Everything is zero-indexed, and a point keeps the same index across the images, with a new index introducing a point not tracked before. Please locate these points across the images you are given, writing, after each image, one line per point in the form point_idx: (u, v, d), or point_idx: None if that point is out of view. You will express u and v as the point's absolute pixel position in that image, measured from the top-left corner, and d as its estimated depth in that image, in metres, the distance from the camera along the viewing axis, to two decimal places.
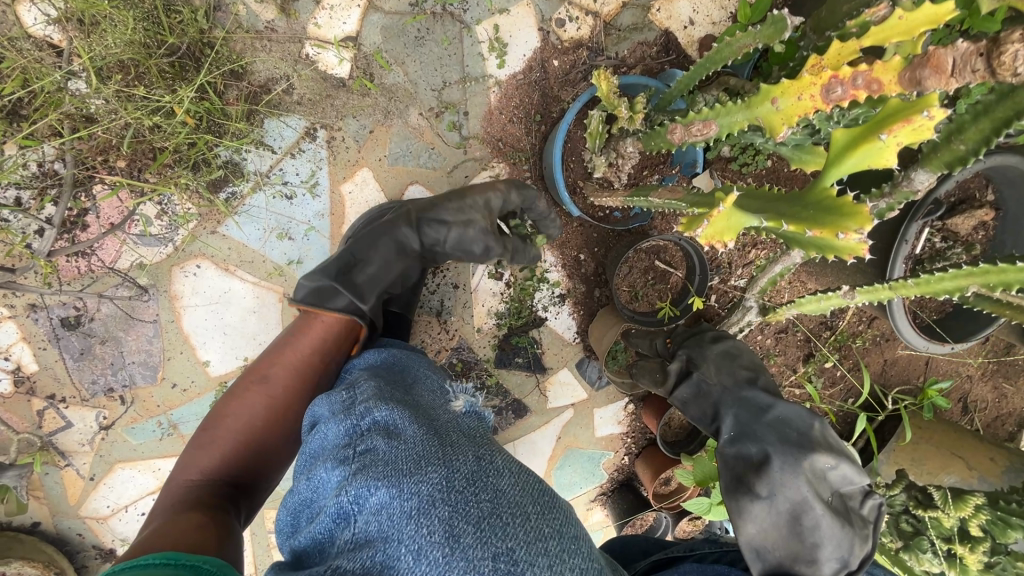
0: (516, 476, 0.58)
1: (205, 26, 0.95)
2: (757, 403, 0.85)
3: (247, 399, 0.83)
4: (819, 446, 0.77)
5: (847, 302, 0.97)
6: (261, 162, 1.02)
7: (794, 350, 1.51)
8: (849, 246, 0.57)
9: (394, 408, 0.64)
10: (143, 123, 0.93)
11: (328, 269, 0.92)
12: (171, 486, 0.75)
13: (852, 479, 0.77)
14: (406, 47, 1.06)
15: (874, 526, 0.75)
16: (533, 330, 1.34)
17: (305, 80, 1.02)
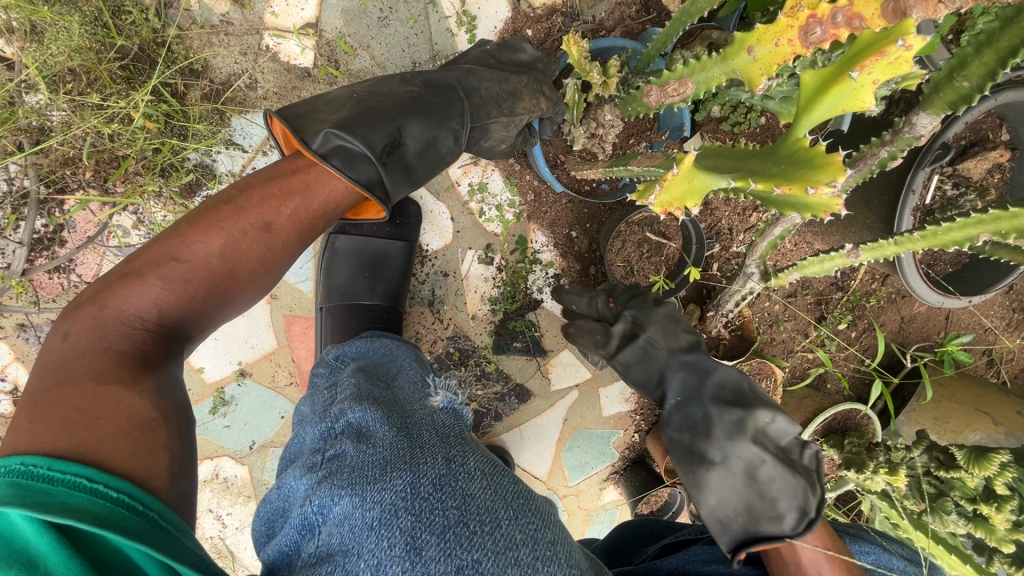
0: (486, 481, 0.61)
1: (157, 25, 0.92)
2: (697, 370, 0.89)
3: (222, 232, 0.67)
4: (758, 408, 0.82)
5: (851, 261, 0.93)
6: (233, 162, 1.00)
7: (804, 314, 1.46)
8: (822, 203, 0.51)
9: (369, 409, 0.67)
10: (101, 131, 0.90)
11: (373, 136, 0.77)
12: (112, 307, 0.60)
13: (789, 434, 0.82)
14: (369, 29, 1.02)
15: (817, 472, 0.80)
16: (530, 314, 1.31)
17: (268, 74, 0.99)
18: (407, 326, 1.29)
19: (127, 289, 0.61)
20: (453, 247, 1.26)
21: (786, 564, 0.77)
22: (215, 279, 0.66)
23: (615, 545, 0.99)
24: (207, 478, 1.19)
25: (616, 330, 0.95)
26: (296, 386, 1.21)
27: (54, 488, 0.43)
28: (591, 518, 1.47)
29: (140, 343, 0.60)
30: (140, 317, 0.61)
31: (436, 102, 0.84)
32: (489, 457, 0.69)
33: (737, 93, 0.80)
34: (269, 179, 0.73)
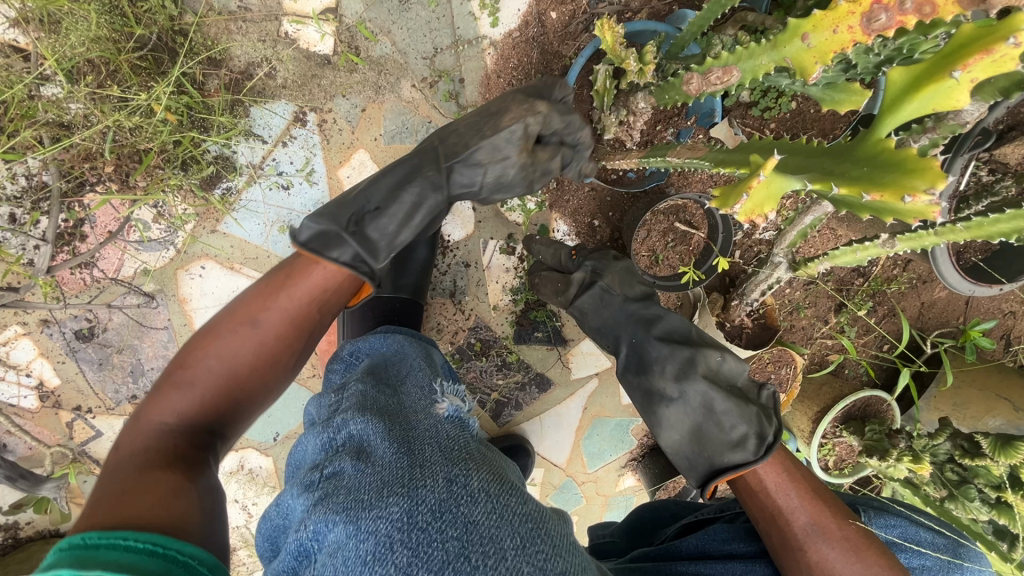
0: (491, 505, 0.55)
1: (174, 12, 0.89)
2: (645, 316, 0.92)
3: (234, 335, 0.68)
4: (708, 349, 0.85)
5: (886, 251, 0.91)
6: (253, 154, 0.99)
7: (825, 300, 1.46)
8: (918, 209, 0.50)
9: (371, 420, 0.65)
10: (122, 125, 0.88)
11: (340, 213, 0.71)
12: (149, 425, 0.63)
13: (738, 372, 0.85)
14: (391, 14, 0.99)
15: (775, 408, 0.83)
16: (551, 303, 1.30)
17: (288, 62, 0.96)
18: (427, 317, 1.27)
19: (165, 397, 0.64)
20: (474, 237, 1.25)
21: (756, 495, 0.78)
22: (236, 376, 0.68)
23: (631, 521, 0.98)
24: (232, 469, 1.20)
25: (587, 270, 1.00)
26: (319, 377, 1.21)
27: (90, 549, 0.43)
28: (609, 503, 1.49)
29: (177, 442, 0.62)
30: (163, 422, 0.63)
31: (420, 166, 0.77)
32: (500, 473, 0.63)
33: (772, 83, 0.78)
34: (265, 281, 0.71)
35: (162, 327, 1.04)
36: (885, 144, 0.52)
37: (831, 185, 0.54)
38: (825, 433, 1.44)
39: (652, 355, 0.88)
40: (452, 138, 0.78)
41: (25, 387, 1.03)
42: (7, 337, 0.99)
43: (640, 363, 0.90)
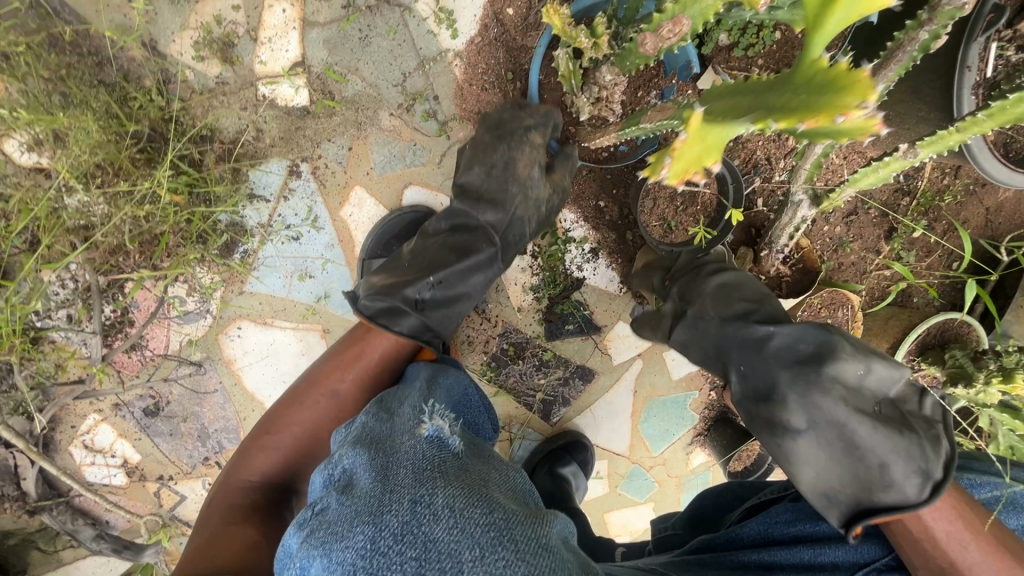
0: (458, 518, 0.48)
1: (162, 102, 0.95)
2: (752, 338, 0.78)
3: (310, 406, 0.85)
4: (857, 351, 0.71)
5: (910, 162, 0.83)
6: (260, 214, 1.06)
7: (871, 230, 1.38)
8: (858, 126, 0.44)
9: (361, 450, 0.60)
10: (136, 215, 0.96)
11: (407, 291, 0.88)
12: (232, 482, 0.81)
13: (896, 373, 0.71)
14: (354, 53, 1.01)
15: (942, 424, 0.69)
16: (575, 294, 1.29)
17: (270, 121, 1.01)
18: (455, 331, 1.27)
19: (251, 458, 0.83)
20: None
21: (909, 536, 0.66)
22: (305, 448, 0.84)
23: (693, 510, 0.95)
24: None
25: (710, 280, 0.88)
26: None
27: None
28: (683, 484, 1.44)
29: (254, 496, 0.79)
30: (250, 479, 0.81)
31: (461, 241, 0.93)
32: (481, 485, 0.55)
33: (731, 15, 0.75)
34: (340, 357, 0.88)
35: (217, 388, 1.13)
36: (818, 65, 0.47)
37: (771, 121, 0.48)
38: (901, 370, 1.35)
39: (777, 356, 0.75)
40: (483, 199, 0.94)
41: (113, 466, 1.13)
42: (89, 425, 1.10)
43: (754, 385, 0.76)
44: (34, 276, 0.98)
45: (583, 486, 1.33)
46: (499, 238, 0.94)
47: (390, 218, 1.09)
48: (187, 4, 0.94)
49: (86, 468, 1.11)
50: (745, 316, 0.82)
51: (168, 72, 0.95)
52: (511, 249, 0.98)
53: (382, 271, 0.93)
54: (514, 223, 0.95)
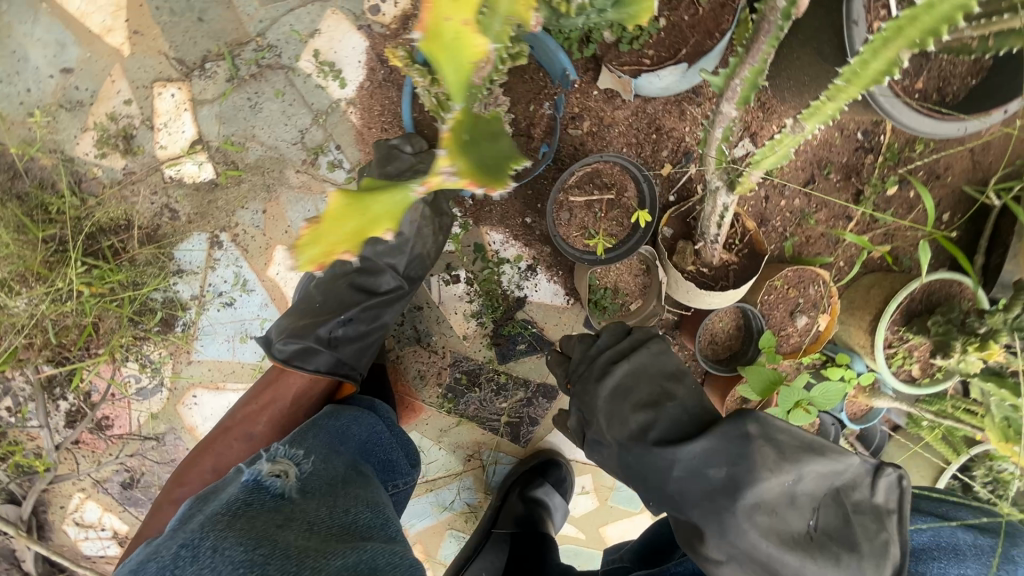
0: (216, 557, 0.62)
1: (79, 200, 1.02)
2: (658, 466, 0.81)
3: (222, 454, 0.95)
4: (785, 465, 0.76)
5: (801, 136, 0.78)
6: (192, 286, 1.10)
7: (837, 196, 1.34)
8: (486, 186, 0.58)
9: (197, 499, 0.75)
10: (58, 312, 1.03)
11: (318, 329, 0.98)
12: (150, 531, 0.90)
13: (837, 466, 0.77)
14: (249, 120, 1.05)
15: (885, 503, 0.78)
16: (521, 313, 1.27)
17: (183, 200, 1.05)
18: (406, 368, 1.28)
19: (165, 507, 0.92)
20: None
21: None
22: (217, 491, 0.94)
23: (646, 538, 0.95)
24: None
25: (605, 383, 0.89)
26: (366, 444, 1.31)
27: None
28: None
29: None
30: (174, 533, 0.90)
31: (365, 282, 1.02)
32: (269, 526, 0.68)
33: (542, 10, 0.70)
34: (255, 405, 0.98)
35: (184, 455, 1.18)
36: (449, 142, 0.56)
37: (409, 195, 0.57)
38: (889, 340, 1.26)
39: (688, 480, 0.79)
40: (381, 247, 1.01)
41: (106, 539, 1.18)
42: (76, 503, 1.17)
43: (680, 502, 0.81)
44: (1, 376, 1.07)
45: (559, 505, 1.32)
46: (404, 280, 1.04)
47: (308, 275, 1.10)
48: (82, 108, 1.01)
49: (81, 542, 1.18)
50: (650, 431, 0.84)
51: (79, 173, 1.02)
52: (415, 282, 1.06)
53: (292, 311, 1.02)
54: (411, 262, 1.03)
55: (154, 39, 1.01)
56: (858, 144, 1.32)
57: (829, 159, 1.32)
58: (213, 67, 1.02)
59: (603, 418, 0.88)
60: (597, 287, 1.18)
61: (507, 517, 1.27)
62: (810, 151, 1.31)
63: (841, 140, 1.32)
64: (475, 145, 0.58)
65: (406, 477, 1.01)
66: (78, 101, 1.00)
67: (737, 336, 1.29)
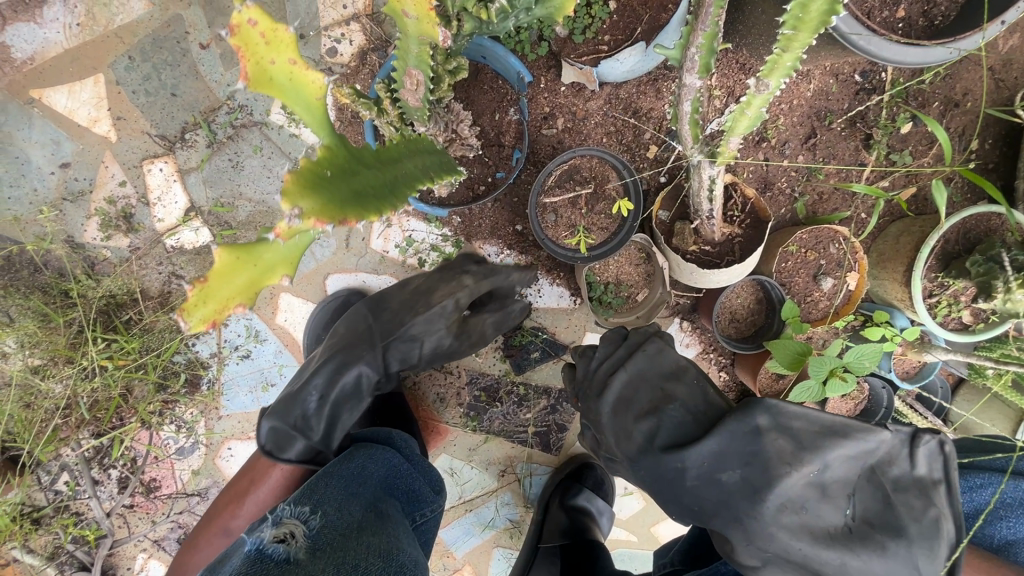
0: None
1: (93, 282, 1.08)
2: (669, 473, 0.80)
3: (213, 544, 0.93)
4: (805, 455, 0.74)
5: (768, 95, 0.74)
6: (210, 344, 1.15)
7: (844, 145, 1.25)
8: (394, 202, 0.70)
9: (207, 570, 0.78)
10: (86, 390, 1.09)
11: (292, 411, 0.91)
12: None
13: (865, 446, 0.74)
14: (233, 180, 1.09)
15: (922, 473, 0.74)
16: (529, 321, 1.25)
17: (186, 265, 1.10)
18: (424, 393, 1.29)
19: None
20: None
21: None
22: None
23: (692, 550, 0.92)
24: None
25: (605, 399, 0.88)
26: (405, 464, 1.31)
27: None
28: None
29: None
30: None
31: (356, 349, 0.97)
32: None
33: (466, 19, 0.67)
34: (245, 478, 0.94)
35: None
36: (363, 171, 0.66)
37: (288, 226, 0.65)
38: (929, 289, 1.16)
39: (704, 486, 0.78)
40: (385, 319, 1.01)
41: None
42: (141, 563, 1.22)
43: (700, 508, 0.80)
44: (56, 455, 1.14)
45: (604, 509, 1.29)
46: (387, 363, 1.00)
47: (311, 319, 1.14)
48: (84, 196, 1.08)
49: None
50: (653, 437, 0.83)
51: (91, 256, 1.09)
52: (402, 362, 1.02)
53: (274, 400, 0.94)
54: (406, 339, 1.00)
55: (135, 121, 1.07)
56: (857, 86, 1.23)
57: (828, 108, 1.24)
58: (192, 137, 1.08)
59: (607, 420, 0.88)
60: (596, 283, 1.14)
61: (552, 528, 1.25)
62: (806, 104, 1.23)
63: (838, 86, 1.23)
64: (328, 185, 0.60)
65: (432, 505, 1.01)
66: (79, 192, 1.07)
67: (759, 310, 1.23)
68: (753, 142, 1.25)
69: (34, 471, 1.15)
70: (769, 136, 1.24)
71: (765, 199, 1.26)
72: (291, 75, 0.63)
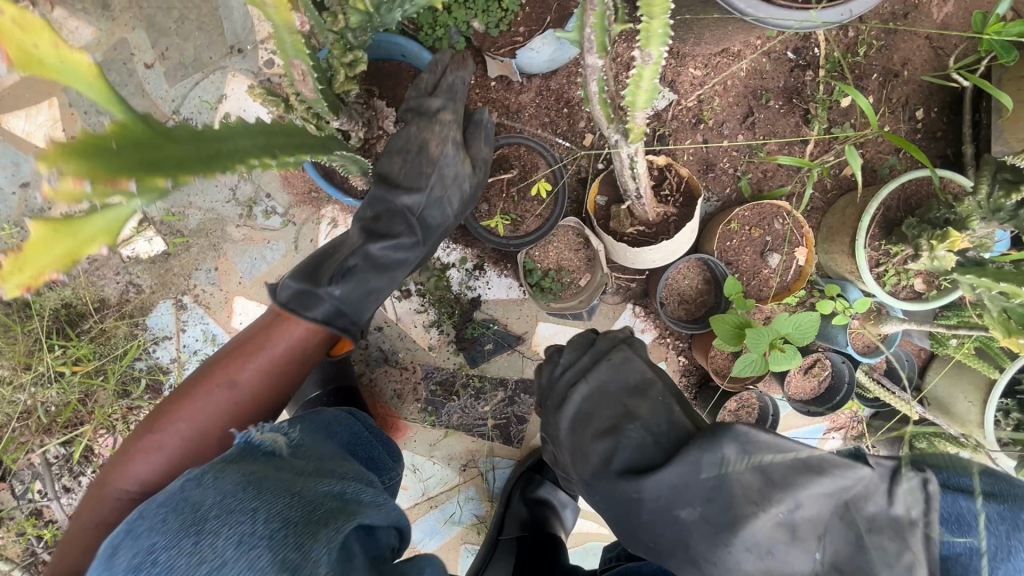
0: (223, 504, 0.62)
1: (54, 293, 1.14)
2: (625, 501, 0.76)
3: (211, 396, 0.86)
4: (773, 494, 0.68)
5: (653, 65, 0.75)
6: (168, 350, 1.19)
7: (785, 120, 1.25)
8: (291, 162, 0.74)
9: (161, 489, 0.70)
10: (48, 394, 1.15)
11: (375, 227, 0.93)
12: (108, 492, 0.79)
13: (840, 483, 0.66)
14: (183, 191, 1.16)
15: (910, 518, 0.63)
16: (480, 313, 1.27)
17: (143, 274, 1.17)
18: (383, 391, 1.30)
19: (118, 473, 0.80)
20: None
21: None
22: (185, 455, 0.83)
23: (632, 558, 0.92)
24: None
25: (564, 413, 0.84)
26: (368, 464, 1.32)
27: None
28: None
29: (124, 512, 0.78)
30: (126, 490, 0.79)
31: (398, 202, 0.94)
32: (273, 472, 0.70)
33: (351, 14, 0.70)
34: (254, 337, 0.91)
35: None
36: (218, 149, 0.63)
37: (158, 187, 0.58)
38: (879, 258, 1.14)
39: (661, 523, 0.73)
40: (395, 181, 0.94)
41: None
42: None
43: (654, 543, 0.75)
44: (26, 464, 1.18)
45: (566, 501, 1.30)
46: (417, 224, 0.95)
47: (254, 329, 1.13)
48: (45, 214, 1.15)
49: None
50: (610, 460, 0.79)
51: (54, 270, 1.15)
52: (433, 232, 0.99)
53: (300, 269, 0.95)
54: (431, 203, 0.96)
55: None
56: (791, 64, 1.24)
57: (763, 87, 1.24)
58: None
59: (567, 437, 0.84)
60: (537, 270, 1.15)
61: (512, 521, 1.24)
62: (740, 84, 1.24)
63: (772, 64, 1.24)
64: (123, 158, 0.53)
65: (391, 472, 1.03)
66: (40, 209, 1.14)
67: (708, 291, 1.22)
68: (691, 125, 1.26)
69: (7, 482, 1.19)
70: (707, 117, 1.25)
71: (708, 180, 1.27)
72: (59, 53, 0.50)
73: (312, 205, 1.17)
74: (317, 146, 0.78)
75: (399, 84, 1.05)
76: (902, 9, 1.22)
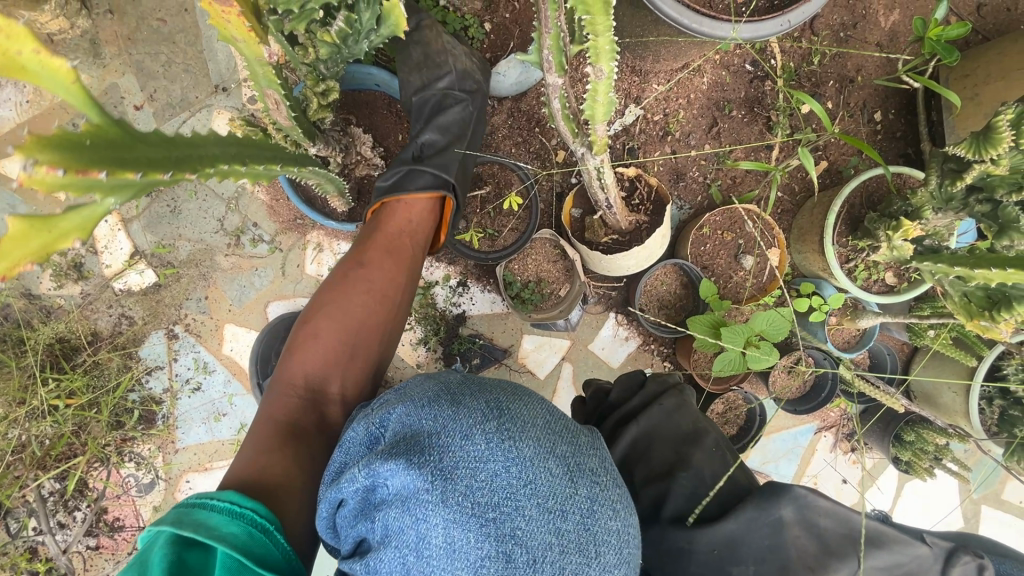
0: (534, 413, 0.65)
1: (49, 328, 1.17)
2: (675, 548, 0.75)
3: (355, 286, 0.95)
4: (829, 561, 0.69)
5: (605, 79, 0.80)
6: (161, 380, 1.22)
7: (748, 129, 1.30)
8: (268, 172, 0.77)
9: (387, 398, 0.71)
10: (44, 429, 1.17)
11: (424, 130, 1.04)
12: (282, 380, 0.91)
13: (895, 558, 0.71)
14: (173, 224, 1.20)
15: None
16: (466, 328, 1.30)
17: (135, 306, 1.20)
18: None
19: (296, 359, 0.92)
20: None
21: None
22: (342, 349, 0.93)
23: None
24: None
25: (615, 449, 0.83)
26: None
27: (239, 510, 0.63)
28: None
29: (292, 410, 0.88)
30: (293, 383, 0.90)
31: (437, 92, 1.05)
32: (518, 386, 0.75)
33: (321, 46, 0.78)
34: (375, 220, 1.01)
35: None
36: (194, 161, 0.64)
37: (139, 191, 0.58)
38: (846, 255, 1.18)
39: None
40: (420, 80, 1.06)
41: None
42: None
43: None
44: (22, 500, 1.19)
45: None
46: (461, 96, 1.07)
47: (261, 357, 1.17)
48: None
49: None
50: (661, 503, 0.79)
51: (49, 306, 1.19)
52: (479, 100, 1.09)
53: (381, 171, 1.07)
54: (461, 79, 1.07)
55: None
56: (750, 75, 1.30)
57: (725, 98, 1.30)
58: None
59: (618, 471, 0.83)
60: (516, 283, 1.19)
61: None
62: (703, 97, 1.30)
63: (731, 77, 1.30)
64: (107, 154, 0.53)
65: None
66: None
67: (685, 295, 1.26)
68: (658, 138, 1.32)
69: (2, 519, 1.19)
70: (673, 129, 1.31)
71: (679, 189, 1.32)
72: (42, 60, 0.49)
73: (297, 232, 1.22)
74: (288, 159, 0.82)
75: (375, 112, 1.12)
76: (850, 20, 1.27)
